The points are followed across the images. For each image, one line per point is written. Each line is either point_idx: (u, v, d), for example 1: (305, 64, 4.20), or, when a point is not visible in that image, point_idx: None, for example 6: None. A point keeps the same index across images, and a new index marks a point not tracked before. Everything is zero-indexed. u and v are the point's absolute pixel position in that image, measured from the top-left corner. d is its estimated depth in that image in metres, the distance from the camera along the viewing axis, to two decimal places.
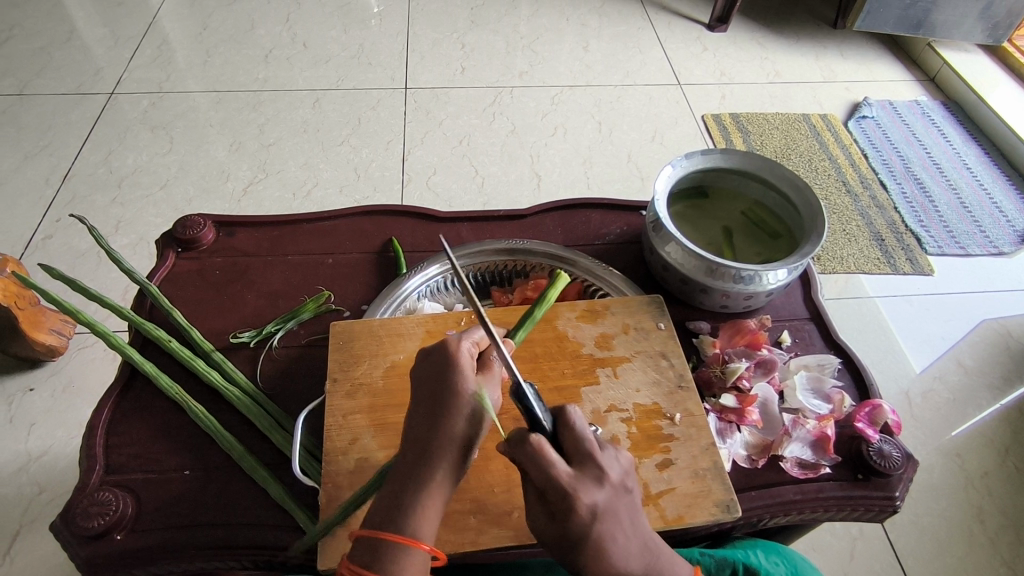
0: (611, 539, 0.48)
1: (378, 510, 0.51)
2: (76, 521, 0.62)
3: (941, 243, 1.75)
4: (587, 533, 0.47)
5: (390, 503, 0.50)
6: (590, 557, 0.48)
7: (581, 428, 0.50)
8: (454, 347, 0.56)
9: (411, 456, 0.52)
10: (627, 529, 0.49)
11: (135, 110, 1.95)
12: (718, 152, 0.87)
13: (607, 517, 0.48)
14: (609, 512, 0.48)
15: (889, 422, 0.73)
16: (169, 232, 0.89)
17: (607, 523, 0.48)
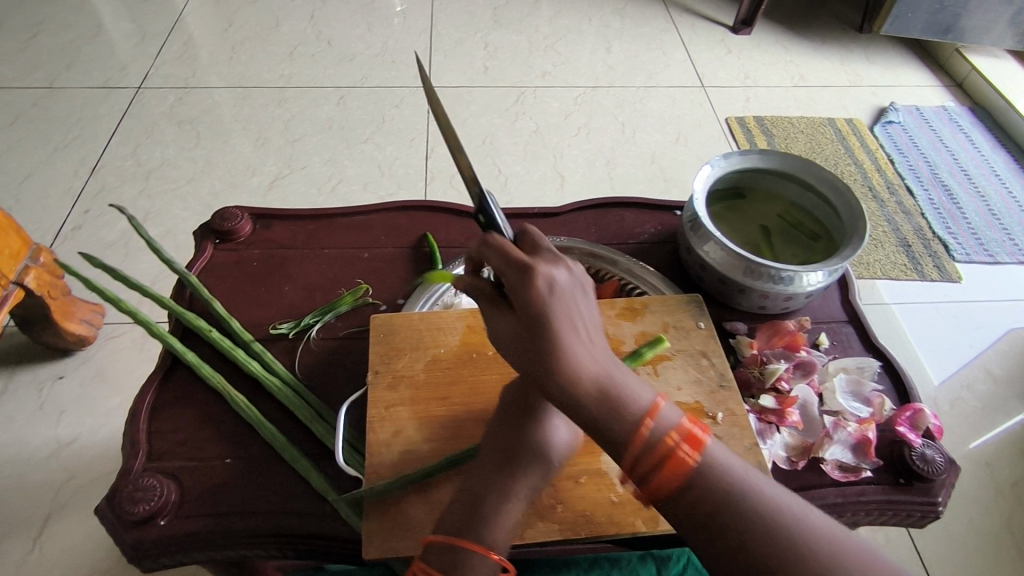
0: (563, 320, 0.50)
1: (454, 516, 0.54)
2: (122, 506, 0.63)
3: (970, 250, 1.73)
4: (541, 303, 0.50)
5: (468, 512, 0.54)
6: (542, 336, 0.49)
7: (544, 241, 0.56)
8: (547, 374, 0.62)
9: (492, 462, 0.57)
10: (583, 324, 0.51)
11: (162, 105, 1.97)
12: (756, 152, 0.87)
13: (562, 297, 0.50)
14: (562, 291, 0.51)
15: (930, 427, 0.73)
16: (207, 223, 0.90)
17: (563, 302, 0.50)
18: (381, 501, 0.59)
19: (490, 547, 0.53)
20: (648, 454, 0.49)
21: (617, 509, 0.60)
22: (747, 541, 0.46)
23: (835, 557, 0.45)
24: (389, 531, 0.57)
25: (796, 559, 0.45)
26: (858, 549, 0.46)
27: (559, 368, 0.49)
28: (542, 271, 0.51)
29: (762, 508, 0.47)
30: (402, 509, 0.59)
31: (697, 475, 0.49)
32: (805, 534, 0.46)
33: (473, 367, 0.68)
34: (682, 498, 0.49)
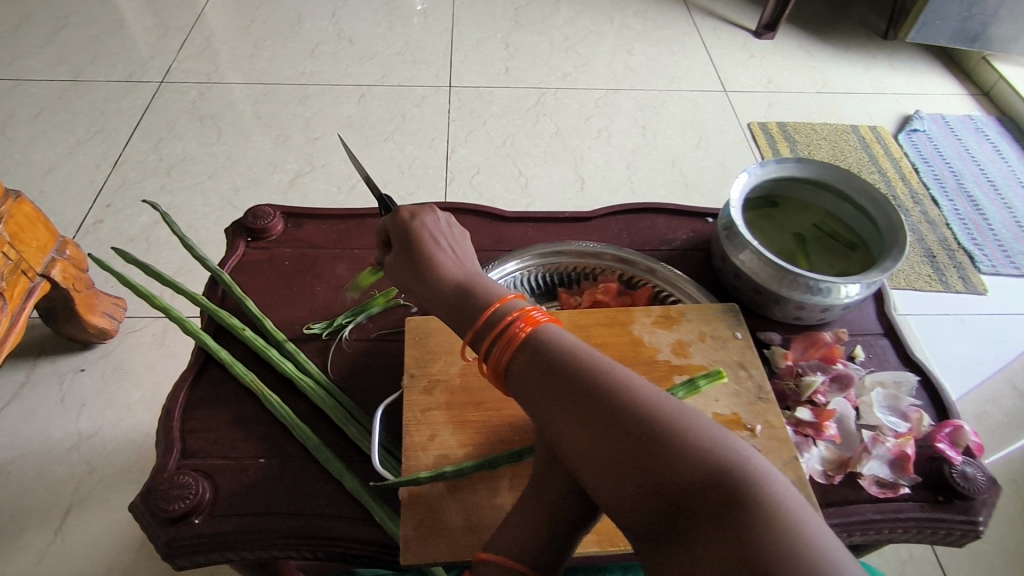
0: (431, 244, 0.62)
1: (510, 536, 0.53)
2: (157, 503, 0.63)
3: (996, 262, 1.71)
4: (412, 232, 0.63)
5: (527, 529, 0.52)
6: (412, 255, 0.62)
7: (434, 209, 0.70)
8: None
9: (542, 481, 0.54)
10: (451, 249, 0.62)
11: (185, 100, 1.98)
12: (793, 160, 0.86)
13: (428, 228, 0.63)
14: (426, 223, 0.63)
15: (970, 444, 0.71)
16: (238, 221, 0.90)
17: (428, 231, 0.63)
18: (418, 507, 0.58)
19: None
20: (503, 341, 0.52)
21: None
22: (597, 423, 0.45)
23: (676, 439, 0.42)
24: (427, 539, 0.57)
25: (638, 440, 0.43)
26: (708, 434, 0.42)
27: (428, 278, 0.60)
28: (417, 212, 0.64)
29: (612, 388, 0.46)
30: (440, 516, 0.58)
31: (554, 361, 0.49)
32: (650, 414, 0.44)
33: None
34: (539, 384, 0.49)
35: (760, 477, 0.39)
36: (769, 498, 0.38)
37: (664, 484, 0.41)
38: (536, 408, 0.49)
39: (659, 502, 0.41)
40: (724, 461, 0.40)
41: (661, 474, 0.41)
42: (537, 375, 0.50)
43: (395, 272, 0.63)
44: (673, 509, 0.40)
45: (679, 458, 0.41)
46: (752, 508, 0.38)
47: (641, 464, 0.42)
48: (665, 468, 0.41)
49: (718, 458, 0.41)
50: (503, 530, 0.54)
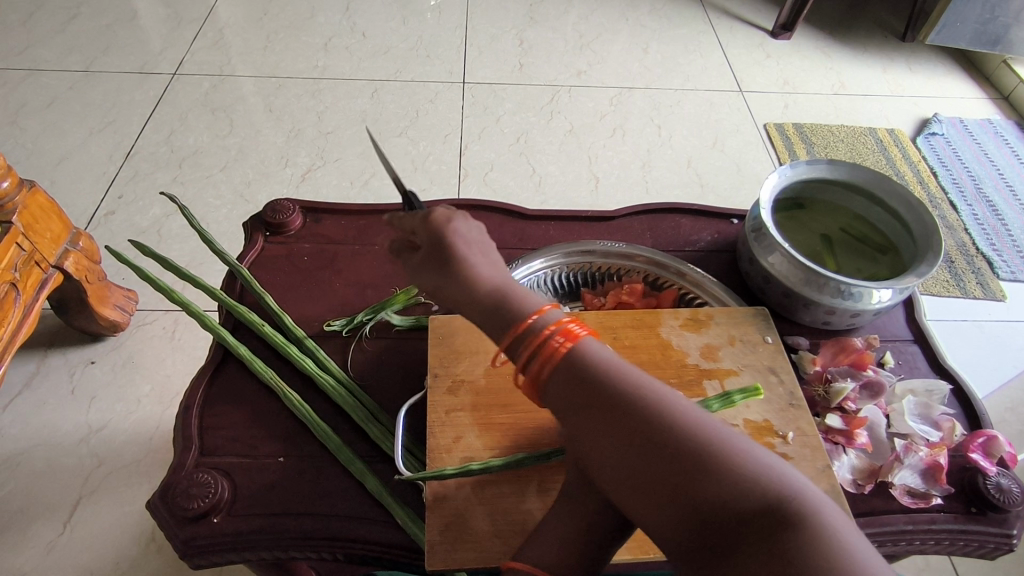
0: (463, 250, 0.56)
1: (537, 547, 0.51)
2: (176, 501, 0.62)
3: (1015, 268, 1.69)
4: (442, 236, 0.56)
5: (554, 543, 0.51)
6: (443, 265, 0.56)
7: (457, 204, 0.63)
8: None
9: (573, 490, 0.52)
10: (485, 257, 0.56)
11: (197, 93, 1.97)
12: (824, 162, 0.84)
13: (458, 233, 0.56)
14: (458, 228, 0.57)
15: (1004, 455, 0.70)
16: (257, 215, 0.89)
17: (461, 238, 0.56)
18: (444, 509, 0.57)
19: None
20: (542, 355, 0.49)
21: None
22: (643, 447, 0.43)
23: (725, 466, 0.41)
24: (452, 543, 0.55)
25: (688, 465, 0.41)
26: (755, 460, 0.41)
27: (462, 289, 0.54)
28: (445, 214, 0.57)
29: (654, 411, 0.44)
30: (467, 520, 0.57)
31: (596, 380, 0.47)
32: (697, 441, 0.42)
33: None
34: (577, 404, 0.47)
35: (810, 505, 0.39)
36: (821, 527, 0.37)
37: (713, 512, 0.40)
38: (574, 428, 0.48)
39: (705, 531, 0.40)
40: (776, 490, 0.39)
41: (709, 499, 0.40)
42: (578, 396, 0.47)
43: (422, 281, 0.57)
44: (719, 538, 0.39)
45: (727, 485, 0.40)
46: (814, 542, 0.37)
47: (686, 490, 0.41)
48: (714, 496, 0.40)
49: (768, 485, 0.40)
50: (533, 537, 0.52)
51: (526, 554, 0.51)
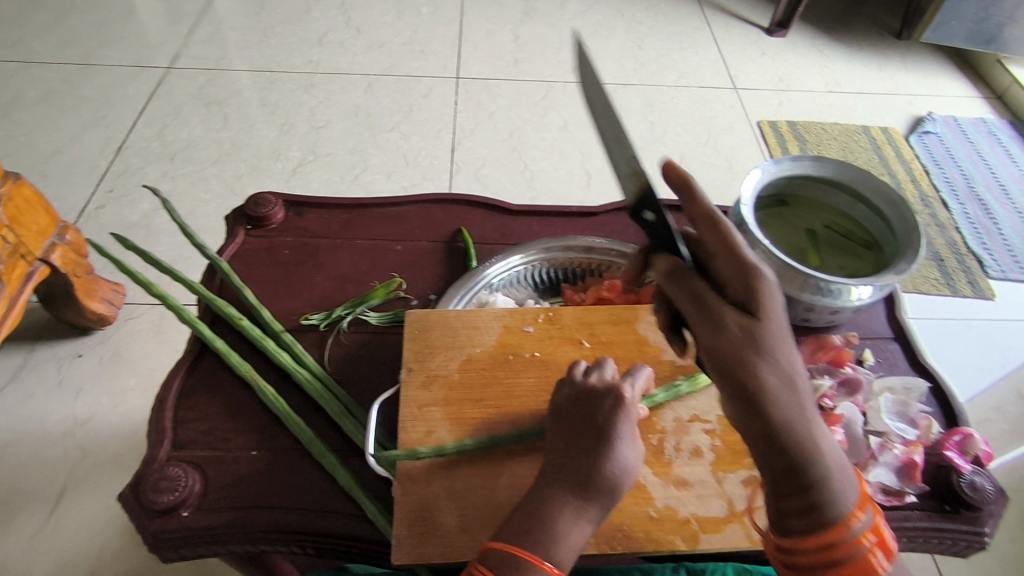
0: (784, 358, 0.46)
1: (513, 528, 0.53)
2: (146, 494, 0.62)
3: (1005, 268, 1.69)
4: (773, 335, 0.46)
5: (531, 526, 0.53)
6: (771, 373, 0.45)
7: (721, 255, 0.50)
8: (621, 391, 0.58)
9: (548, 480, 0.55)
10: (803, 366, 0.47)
11: (190, 86, 1.97)
12: (809, 159, 0.83)
13: (785, 335, 0.46)
14: (782, 329, 0.46)
15: (979, 453, 0.70)
16: (239, 208, 0.89)
17: (786, 342, 0.46)
18: (413, 504, 0.57)
19: (548, 561, 0.51)
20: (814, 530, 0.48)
21: (656, 525, 0.58)
22: None
23: None
24: (420, 538, 0.56)
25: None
26: None
27: (775, 406, 0.45)
28: (774, 300, 0.46)
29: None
30: (435, 516, 0.57)
31: (843, 558, 0.48)
32: None
33: (509, 370, 0.66)
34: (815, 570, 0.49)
35: None
36: None
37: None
38: None
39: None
40: None
41: None
42: (818, 558, 0.48)
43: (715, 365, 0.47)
44: None
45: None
46: None
47: None
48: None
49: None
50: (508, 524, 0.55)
51: (502, 534, 0.53)
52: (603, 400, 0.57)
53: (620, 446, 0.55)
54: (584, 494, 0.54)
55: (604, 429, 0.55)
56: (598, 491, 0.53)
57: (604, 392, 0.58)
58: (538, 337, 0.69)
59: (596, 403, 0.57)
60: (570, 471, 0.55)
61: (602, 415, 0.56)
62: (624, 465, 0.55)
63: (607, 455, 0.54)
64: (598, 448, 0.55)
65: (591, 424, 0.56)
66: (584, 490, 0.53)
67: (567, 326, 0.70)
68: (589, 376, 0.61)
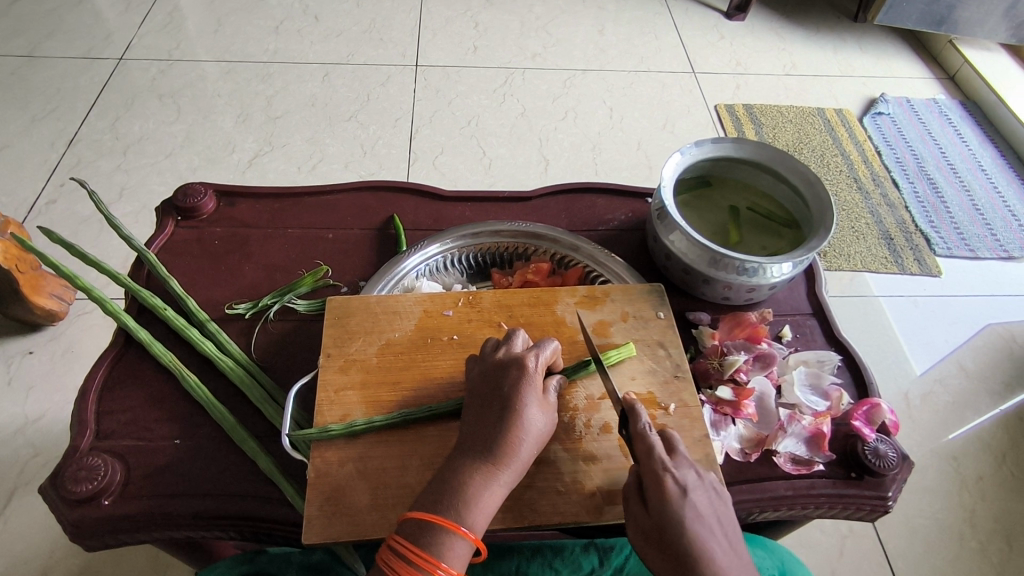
0: (707, 530, 0.54)
1: (427, 495, 0.55)
2: (65, 485, 0.62)
3: (951, 245, 1.73)
4: (691, 510, 0.53)
5: (445, 491, 0.54)
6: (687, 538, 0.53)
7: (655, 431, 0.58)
8: (526, 361, 0.60)
9: (461, 450, 0.57)
10: (724, 526, 0.55)
11: (144, 78, 1.93)
12: (729, 141, 0.85)
13: (699, 505, 0.54)
14: (699, 504, 0.54)
15: (886, 422, 0.73)
16: (169, 200, 0.88)
17: (706, 512, 0.54)
18: (325, 484, 0.59)
19: (463, 525, 0.53)
20: None
21: (562, 498, 0.59)
22: None
23: None
24: (330, 517, 0.57)
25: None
26: None
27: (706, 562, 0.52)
28: (681, 475, 0.55)
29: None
30: (346, 495, 0.58)
31: None
32: None
33: (427, 353, 0.68)
34: None
35: None
36: None
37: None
38: None
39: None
40: None
41: None
42: None
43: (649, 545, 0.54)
44: None
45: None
46: None
47: None
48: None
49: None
50: (424, 492, 0.56)
51: (417, 504, 0.55)
52: (509, 369, 0.60)
53: (525, 414, 0.57)
54: (492, 459, 0.55)
55: (510, 397, 0.58)
56: (506, 455, 0.56)
57: (509, 363, 0.61)
58: (457, 319, 0.70)
59: (503, 374, 0.60)
60: (479, 438, 0.57)
61: (508, 385, 0.59)
62: (531, 431, 0.57)
63: (514, 424, 0.57)
64: (504, 416, 0.57)
65: (498, 394, 0.59)
66: (492, 455, 0.56)
67: (486, 309, 0.72)
68: (497, 350, 0.63)
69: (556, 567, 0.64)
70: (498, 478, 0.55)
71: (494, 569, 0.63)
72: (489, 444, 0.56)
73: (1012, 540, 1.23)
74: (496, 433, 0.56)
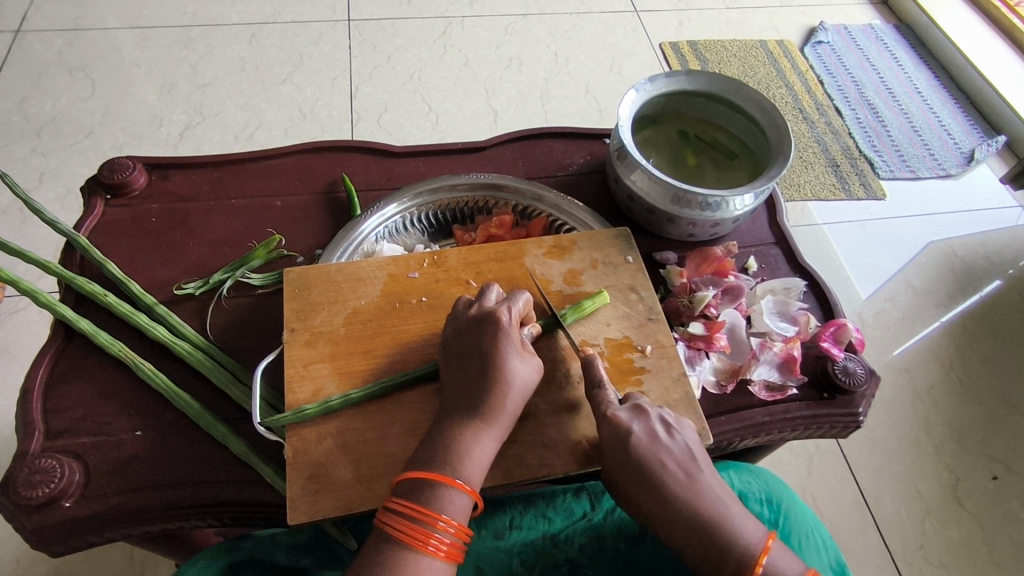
0: (658, 459, 0.56)
1: (419, 456, 0.54)
2: (18, 491, 0.58)
3: (893, 167, 1.77)
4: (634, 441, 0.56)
5: (435, 450, 0.54)
6: (639, 467, 0.56)
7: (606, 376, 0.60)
8: (500, 315, 0.59)
9: (447, 412, 0.56)
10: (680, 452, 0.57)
11: (48, 50, 1.77)
12: (682, 74, 0.83)
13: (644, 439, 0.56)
14: (641, 436, 0.56)
15: (852, 341, 0.75)
16: (95, 177, 0.82)
17: (649, 448, 0.56)
18: (303, 462, 0.57)
19: (458, 478, 0.53)
20: None
21: (550, 450, 0.59)
22: None
23: None
24: (313, 493, 0.55)
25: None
26: None
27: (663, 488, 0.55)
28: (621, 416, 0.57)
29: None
30: (327, 469, 0.57)
31: None
32: None
33: (396, 318, 0.66)
34: None
35: None
36: None
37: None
38: None
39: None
40: None
41: None
42: None
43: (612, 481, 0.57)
44: None
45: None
46: None
47: None
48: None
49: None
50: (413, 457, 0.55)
51: (408, 466, 0.54)
52: (483, 323, 0.59)
53: (507, 369, 0.57)
54: (478, 416, 0.55)
55: (488, 352, 0.57)
56: (492, 411, 0.55)
57: (482, 319, 0.59)
58: (423, 281, 0.68)
59: (478, 331, 0.58)
60: (463, 398, 0.56)
61: (484, 341, 0.58)
62: (515, 384, 0.56)
63: (499, 380, 0.56)
64: (485, 372, 0.56)
65: (475, 349, 0.58)
66: (477, 411, 0.55)
67: (453, 267, 0.70)
68: (470, 307, 0.61)
69: (549, 516, 0.65)
70: (487, 435, 0.55)
71: (489, 526, 0.64)
72: (472, 402, 0.55)
73: (962, 441, 1.31)
74: (480, 391, 0.56)
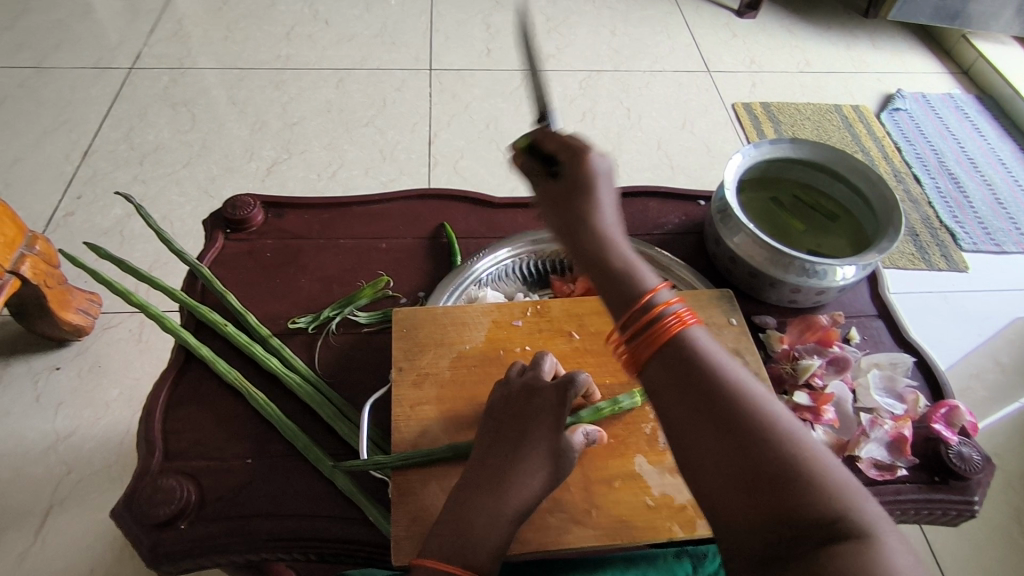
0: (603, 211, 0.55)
1: (438, 540, 0.52)
2: (142, 508, 0.61)
3: (977, 240, 1.72)
4: (588, 212, 0.55)
5: (454, 529, 0.52)
6: (588, 207, 0.55)
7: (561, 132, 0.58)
8: (546, 390, 0.59)
9: (477, 485, 0.55)
10: (617, 235, 0.55)
11: (155, 86, 1.91)
12: (786, 141, 0.85)
13: (603, 185, 0.55)
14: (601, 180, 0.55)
15: (966, 425, 0.72)
16: (217, 212, 0.87)
17: (594, 192, 0.55)
18: (412, 504, 0.58)
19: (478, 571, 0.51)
20: (653, 338, 0.50)
21: (654, 513, 0.59)
22: (705, 402, 0.46)
23: (755, 416, 0.44)
24: (417, 536, 0.56)
25: (765, 458, 0.42)
26: (771, 411, 0.45)
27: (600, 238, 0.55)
28: (595, 158, 0.55)
29: (735, 398, 0.45)
30: (432, 513, 0.58)
31: (685, 351, 0.48)
32: (748, 403, 0.45)
33: (500, 366, 0.67)
34: (691, 393, 0.47)
35: (778, 425, 0.43)
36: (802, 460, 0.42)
37: (793, 516, 0.40)
38: (673, 405, 0.47)
39: (781, 532, 0.40)
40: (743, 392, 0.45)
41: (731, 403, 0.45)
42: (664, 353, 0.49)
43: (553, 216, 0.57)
44: (704, 398, 0.46)
45: (808, 490, 0.41)
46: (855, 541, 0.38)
47: (711, 414, 0.45)
48: (797, 496, 0.41)
49: (847, 505, 0.40)
50: (435, 531, 0.53)
51: (427, 548, 0.52)
52: (536, 397, 0.59)
53: (542, 454, 0.56)
54: (501, 497, 0.54)
55: (527, 430, 0.57)
56: (516, 498, 0.54)
57: (532, 391, 0.59)
58: (527, 330, 0.70)
59: (528, 401, 0.59)
60: (492, 474, 0.55)
61: (531, 414, 0.58)
62: (549, 467, 0.56)
63: (528, 455, 0.56)
64: (521, 450, 0.56)
65: (517, 423, 0.58)
66: (500, 493, 0.54)
67: (556, 318, 0.71)
68: (523, 374, 0.62)
69: None
70: (510, 518, 0.54)
71: None
72: (498, 477, 0.55)
73: None
74: (507, 469, 0.55)
